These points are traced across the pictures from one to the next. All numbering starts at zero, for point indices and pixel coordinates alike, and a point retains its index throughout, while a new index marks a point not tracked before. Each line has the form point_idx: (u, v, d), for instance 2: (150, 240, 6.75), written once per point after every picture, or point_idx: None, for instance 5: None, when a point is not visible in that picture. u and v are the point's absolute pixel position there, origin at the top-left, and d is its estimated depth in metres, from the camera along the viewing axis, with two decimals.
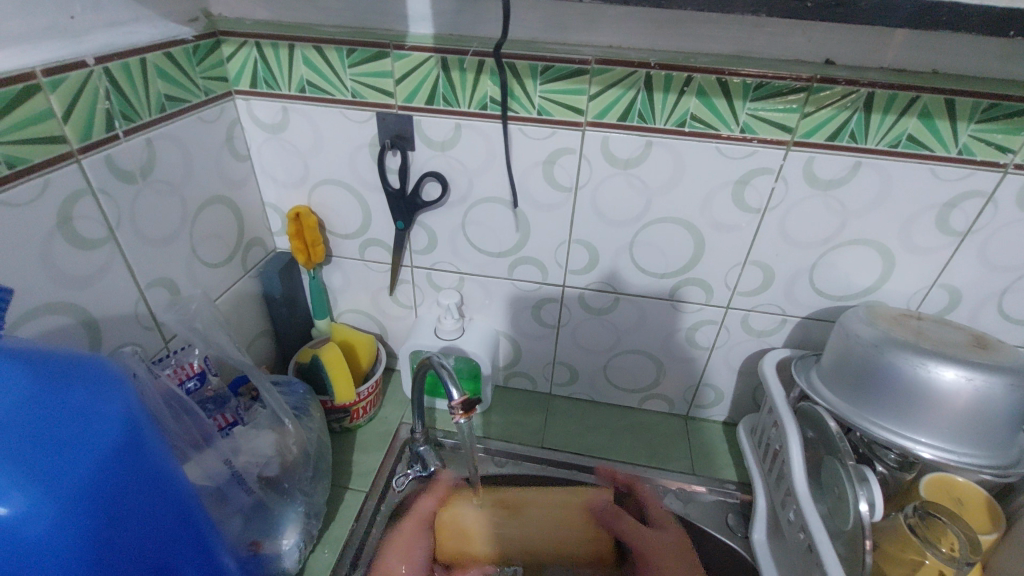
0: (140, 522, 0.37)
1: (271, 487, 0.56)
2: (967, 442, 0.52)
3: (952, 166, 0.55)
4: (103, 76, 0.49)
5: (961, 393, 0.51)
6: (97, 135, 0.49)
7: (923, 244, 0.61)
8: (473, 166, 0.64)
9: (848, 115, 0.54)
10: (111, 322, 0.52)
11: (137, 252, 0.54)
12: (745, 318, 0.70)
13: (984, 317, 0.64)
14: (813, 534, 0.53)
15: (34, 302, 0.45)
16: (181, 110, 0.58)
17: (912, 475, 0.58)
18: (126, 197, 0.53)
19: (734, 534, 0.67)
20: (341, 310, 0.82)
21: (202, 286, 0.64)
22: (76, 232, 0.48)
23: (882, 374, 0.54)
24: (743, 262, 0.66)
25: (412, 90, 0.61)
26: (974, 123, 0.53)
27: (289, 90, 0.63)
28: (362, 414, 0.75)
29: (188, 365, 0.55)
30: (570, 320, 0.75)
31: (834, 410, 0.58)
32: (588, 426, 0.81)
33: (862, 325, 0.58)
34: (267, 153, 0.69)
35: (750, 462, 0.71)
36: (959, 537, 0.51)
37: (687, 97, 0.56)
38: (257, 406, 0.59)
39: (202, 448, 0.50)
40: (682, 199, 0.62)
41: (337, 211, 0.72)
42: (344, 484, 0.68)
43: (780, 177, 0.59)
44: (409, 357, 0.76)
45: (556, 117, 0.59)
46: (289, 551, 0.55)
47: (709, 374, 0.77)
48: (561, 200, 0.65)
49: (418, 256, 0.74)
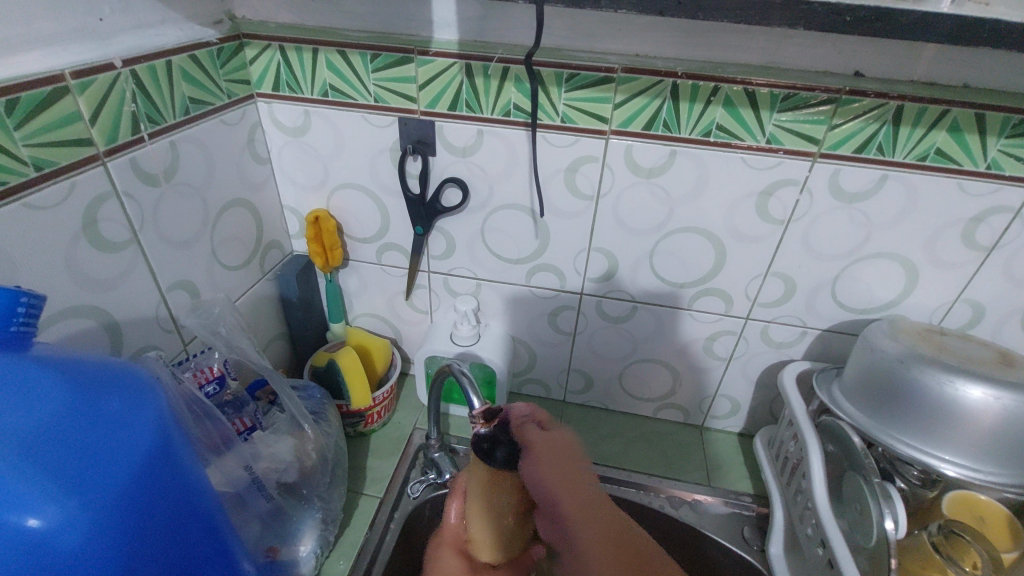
0: (166, 534, 0.36)
1: (289, 493, 0.56)
2: (992, 461, 0.51)
3: (982, 181, 0.55)
4: (129, 79, 0.49)
5: (989, 412, 0.50)
6: (123, 138, 0.49)
7: (948, 259, 0.60)
8: (494, 172, 0.64)
9: (876, 127, 0.54)
10: (133, 324, 0.52)
11: (158, 254, 0.54)
12: (764, 329, 0.70)
13: (1007, 333, 0.64)
14: (834, 550, 0.52)
15: (60, 304, 0.45)
16: (204, 112, 0.58)
17: (935, 492, 0.57)
18: (149, 199, 0.53)
19: (750, 546, 0.67)
20: (356, 313, 0.81)
21: (222, 289, 0.64)
22: (100, 234, 0.48)
23: (910, 392, 0.54)
24: (765, 273, 0.65)
25: (435, 96, 0.60)
26: (1004, 137, 0.52)
27: (312, 93, 0.63)
28: (376, 420, 0.74)
29: (209, 369, 0.55)
30: (586, 327, 0.75)
31: (857, 426, 0.58)
32: (603, 435, 0.80)
33: (886, 340, 0.58)
34: (287, 157, 0.69)
35: (767, 474, 0.70)
36: (981, 555, 0.50)
37: (713, 106, 0.55)
38: (275, 410, 0.59)
39: (222, 452, 0.50)
40: (704, 209, 0.62)
41: (355, 214, 0.71)
42: (359, 489, 0.68)
43: (805, 189, 0.58)
44: (424, 363, 0.75)
45: (579, 125, 0.59)
46: (306, 558, 0.55)
47: (725, 385, 0.77)
48: (581, 208, 0.65)
49: (435, 261, 0.73)
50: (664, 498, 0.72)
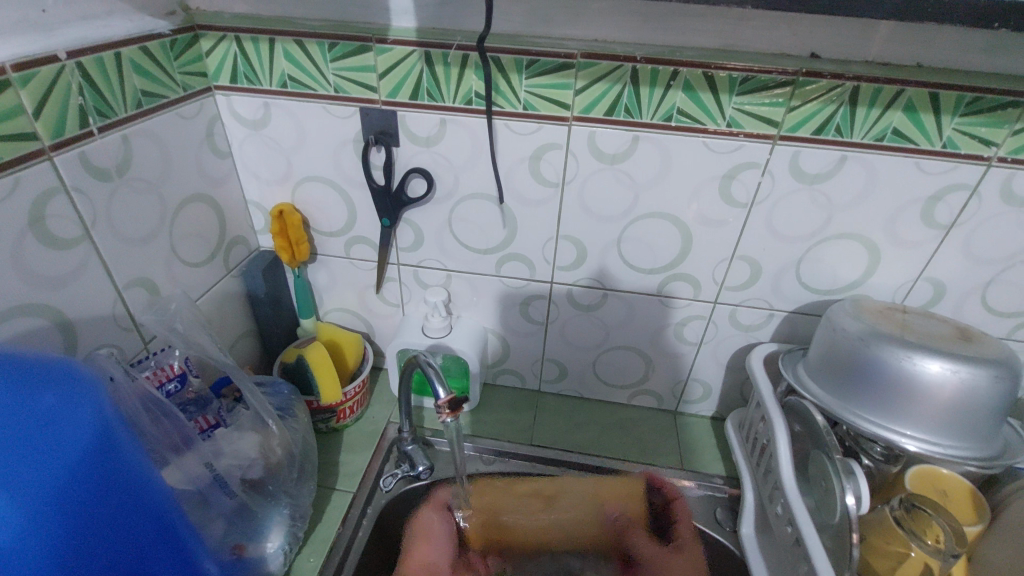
0: (110, 528, 0.35)
1: (255, 489, 0.55)
2: (952, 434, 0.52)
3: (938, 160, 0.56)
4: (75, 71, 0.48)
5: (948, 385, 0.51)
6: (71, 132, 0.48)
7: (909, 238, 0.61)
8: (458, 161, 0.64)
9: (834, 108, 0.54)
10: (88, 323, 0.51)
11: (114, 251, 0.53)
12: (733, 313, 0.70)
13: (968, 309, 0.65)
14: (801, 528, 0.53)
15: (7, 303, 0.44)
16: (158, 106, 0.57)
17: (898, 467, 0.58)
18: (101, 194, 0.51)
19: (723, 527, 0.68)
20: (326, 309, 0.81)
21: (184, 285, 0.63)
22: (48, 231, 0.47)
23: (871, 369, 0.54)
24: (731, 256, 0.66)
25: (396, 85, 0.60)
26: (959, 116, 0.53)
27: (271, 85, 0.62)
28: (349, 414, 0.74)
29: (169, 367, 0.54)
30: (558, 316, 0.75)
31: (821, 403, 0.58)
32: (578, 423, 0.80)
33: (849, 319, 0.58)
34: (248, 150, 0.68)
35: (738, 456, 0.71)
36: (945, 529, 0.51)
37: (674, 90, 0.55)
38: (239, 407, 0.58)
39: (182, 451, 0.49)
40: (668, 194, 0.62)
41: (321, 208, 0.70)
42: (331, 485, 0.68)
43: (766, 171, 0.59)
44: (396, 356, 0.75)
45: (541, 112, 0.59)
46: (274, 554, 0.54)
47: (697, 369, 0.77)
48: (548, 196, 0.64)
49: (404, 254, 0.73)
50: None
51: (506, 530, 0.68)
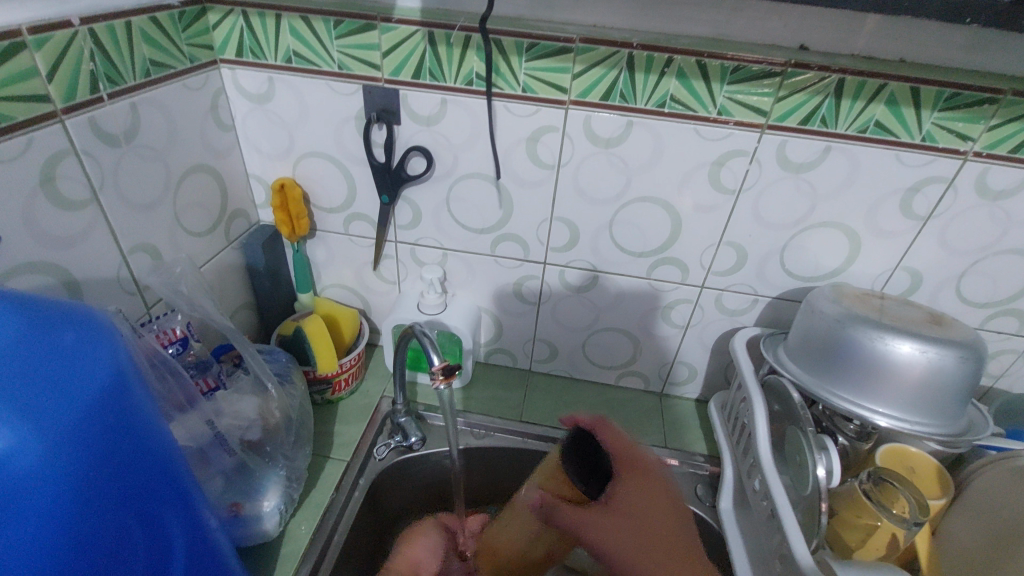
0: (124, 469, 0.35)
1: (253, 450, 0.57)
2: (919, 412, 0.55)
3: (917, 152, 0.58)
4: (88, 37, 0.49)
5: (916, 365, 0.54)
6: (81, 97, 0.49)
7: (887, 228, 0.64)
8: (458, 141, 0.65)
9: (820, 99, 0.56)
10: (93, 284, 0.52)
11: (119, 215, 0.55)
12: (719, 297, 0.73)
13: (943, 299, 0.68)
14: (775, 499, 0.55)
15: (19, 260, 0.45)
16: (165, 76, 0.58)
17: (870, 445, 0.61)
18: (109, 159, 0.53)
19: (703, 503, 0.70)
20: (324, 284, 0.82)
21: (186, 253, 0.64)
22: (59, 191, 0.48)
23: (846, 349, 0.57)
24: (718, 242, 0.68)
25: (399, 63, 0.61)
26: (938, 110, 0.55)
27: (276, 59, 0.63)
28: (344, 387, 0.76)
29: (171, 331, 0.56)
30: (550, 297, 0.77)
31: (798, 382, 0.61)
32: (566, 402, 0.83)
33: (829, 302, 0.61)
34: (251, 124, 0.69)
35: (720, 435, 0.73)
36: (910, 501, 0.54)
37: (667, 78, 0.57)
38: (239, 372, 0.61)
39: (185, 411, 0.51)
40: (661, 178, 0.64)
41: (322, 183, 0.72)
42: (325, 454, 0.70)
43: (754, 159, 0.61)
44: (391, 331, 0.77)
45: (539, 94, 0.60)
46: (270, 513, 0.56)
47: (684, 352, 0.80)
48: (543, 177, 0.66)
49: (402, 232, 0.75)
50: None
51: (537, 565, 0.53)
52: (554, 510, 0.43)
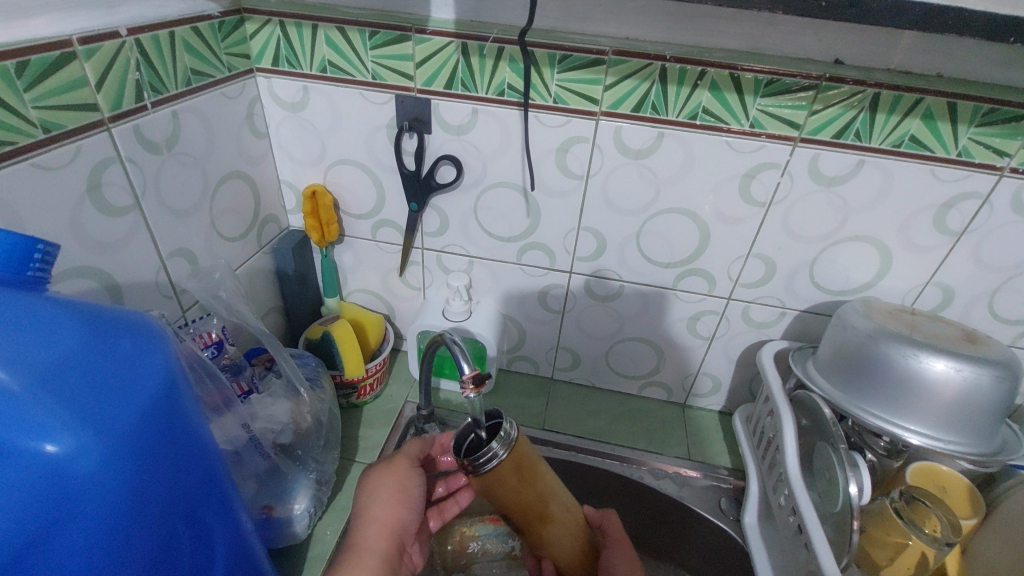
0: (173, 473, 0.36)
1: (286, 453, 0.58)
2: (954, 431, 0.54)
3: (953, 168, 0.57)
4: (134, 47, 0.50)
5: (951, 383, 0.53)
6: (127, 105, 0.50)
7: (920, 243, 0.63)
8: (487, 150, 0.66)
9: (854, 114, 0.56)
10: (134, 287, 0.54)
11: (159, 220, 0.56)
12: (746, 309, 0.73)
13: (975, 315, 0.67)
14: (804, 515, 0.54)
15: (66, 264, 0.47)
16: (205, 84, 0.59)
17: (900, 462, 0.61)
18: (150, 166, 0.54)
19: (727, 516, 0.70)
20: (350, 289, 0.84)
21: (220, 257, 0.66)
22: (103, 198, 0.49)
23: (880, 365, 0.56)
24: (747, 254, 0.68)
25: (431, 74, 0.62)
26: (975, 125, 0.55)
27: (311, 69, 0.64)
28: (369, 391, 0.77)
29: (207, 334, 0.58)
30: (575, 305, 0.77)
31: (829, 397, 0.60)
32: (589, 410, 0.83)
33: (860, 317, 0.61)
34: (285, 132, 0.70)
35: (744, 448, 0.73)
36: (942, 521, 0.53)
37: (700, 90, 0.57)
38: (271, 376, 0.61)
39: (222, 412, 0.53)
40: (691, 189, 0.64)
41: (352, 191, 0.73)
42: (351, 457, 0.70)
43: (786, 172, 0.61)
44: (416, 337, 0.77)
45: (571, 105, 0.61)
46: (300, 516, 0.58)
47: (708, 364, 0.80)
48: (572, 188, 0.67)
49: (429, 239, 0.76)
50: (646, 470, 0.75)
51: (542, 514, 0.54)
52: (603, 521, 0.63)
